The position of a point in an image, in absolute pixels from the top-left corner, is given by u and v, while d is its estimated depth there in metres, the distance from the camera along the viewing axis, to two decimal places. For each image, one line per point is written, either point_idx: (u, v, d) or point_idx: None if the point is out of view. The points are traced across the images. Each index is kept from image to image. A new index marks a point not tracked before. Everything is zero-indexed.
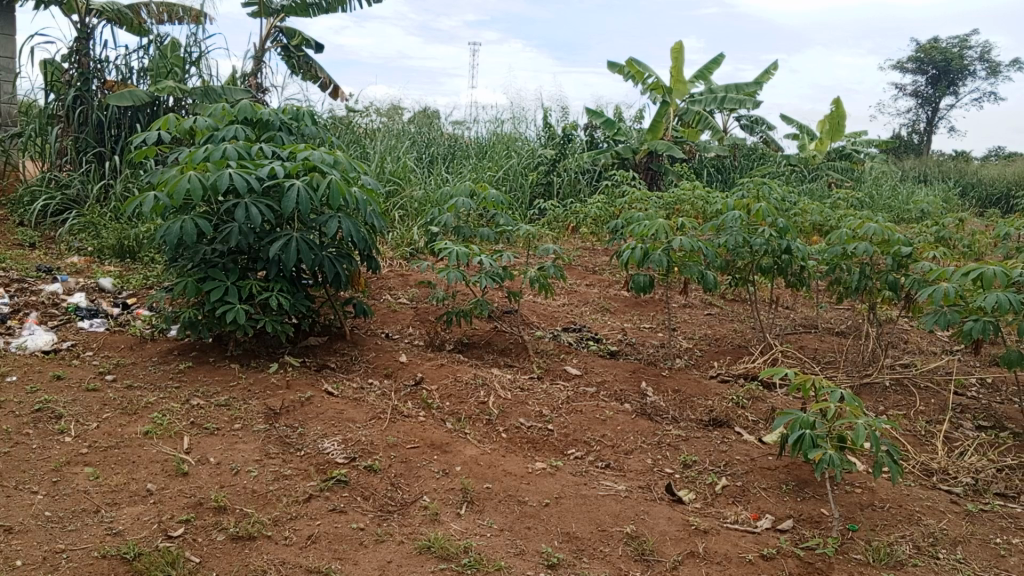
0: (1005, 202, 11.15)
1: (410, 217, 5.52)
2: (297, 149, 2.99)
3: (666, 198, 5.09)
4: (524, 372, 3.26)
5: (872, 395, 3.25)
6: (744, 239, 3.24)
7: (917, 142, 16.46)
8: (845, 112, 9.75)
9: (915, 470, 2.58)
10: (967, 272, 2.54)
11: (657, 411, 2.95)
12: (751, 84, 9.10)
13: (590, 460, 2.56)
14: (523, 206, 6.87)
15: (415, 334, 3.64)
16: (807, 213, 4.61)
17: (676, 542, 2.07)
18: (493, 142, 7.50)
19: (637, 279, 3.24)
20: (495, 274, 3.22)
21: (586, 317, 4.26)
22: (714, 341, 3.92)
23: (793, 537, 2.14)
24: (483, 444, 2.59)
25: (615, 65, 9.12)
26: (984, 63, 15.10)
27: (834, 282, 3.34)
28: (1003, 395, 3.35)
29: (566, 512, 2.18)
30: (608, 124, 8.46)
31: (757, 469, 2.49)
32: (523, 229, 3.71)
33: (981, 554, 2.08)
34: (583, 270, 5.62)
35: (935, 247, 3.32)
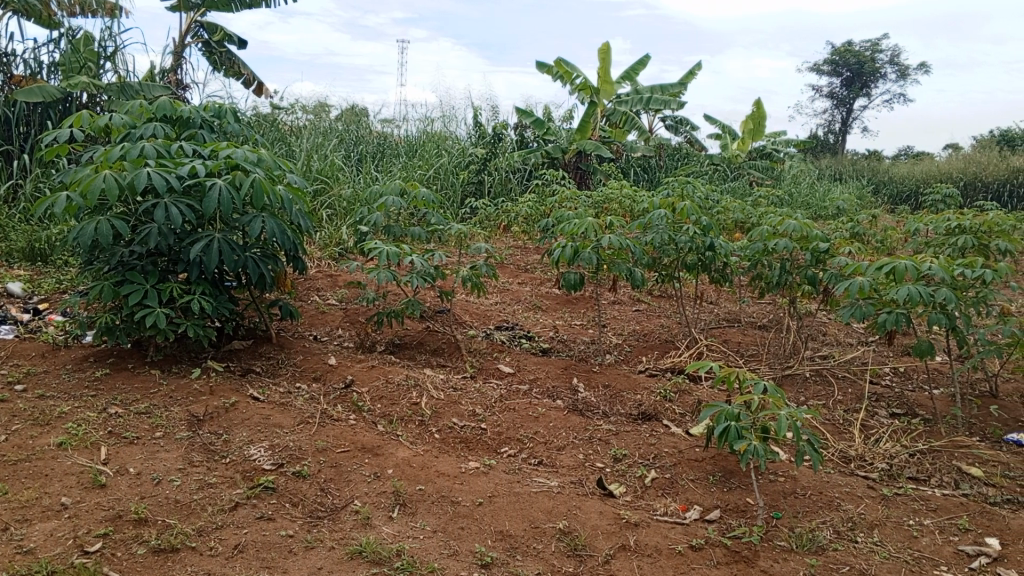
0: (913, 199, 11.67)
1: (338, 216, 5.44)
2: (219, 147, 2.90)
3: (594, 197, 5.16)
4: (456, 371, 3.25)
5: (794, 386, 3.36)
6: (669, 237, 3.31)
7: (833, 142, 17.13)
8: (765, 113, 10.08)
9: (834, 457, 2.68)
10: (880, 266, 2.64)
11: (588, 406, 2.98)
12: (676, 85, 9.29)
13: (523, 458, 2.56)
14: (454, 204, 6.83)
15: (344, 336, 3.58)
16: (730, 211, 4.75)
17: (608, 535, 2.09)
18: (422, 140, 7.44)
19: (568, 277, 3.25)
20: (426, 274, 3.17)
21: (518, 315, 4.28)
22: (643, 336, 3.98)
23: (720, 527, 2.19)
24: (415, 446, 2.57)
25: (543, 65, 9.18)
26: (893, 67, 15.80)
27: (755, 278, 3.43)
28: (914, 383, 3.51)
29: (499, 511, 2.18)
30: (537, 123, 8.50)
31: (685, 461, 2.55)
32: (454, 228, 3.68)
33: (895, 536, 2.18)
34: (515, 268, 5.64)
35: (850, 242, 3.45)
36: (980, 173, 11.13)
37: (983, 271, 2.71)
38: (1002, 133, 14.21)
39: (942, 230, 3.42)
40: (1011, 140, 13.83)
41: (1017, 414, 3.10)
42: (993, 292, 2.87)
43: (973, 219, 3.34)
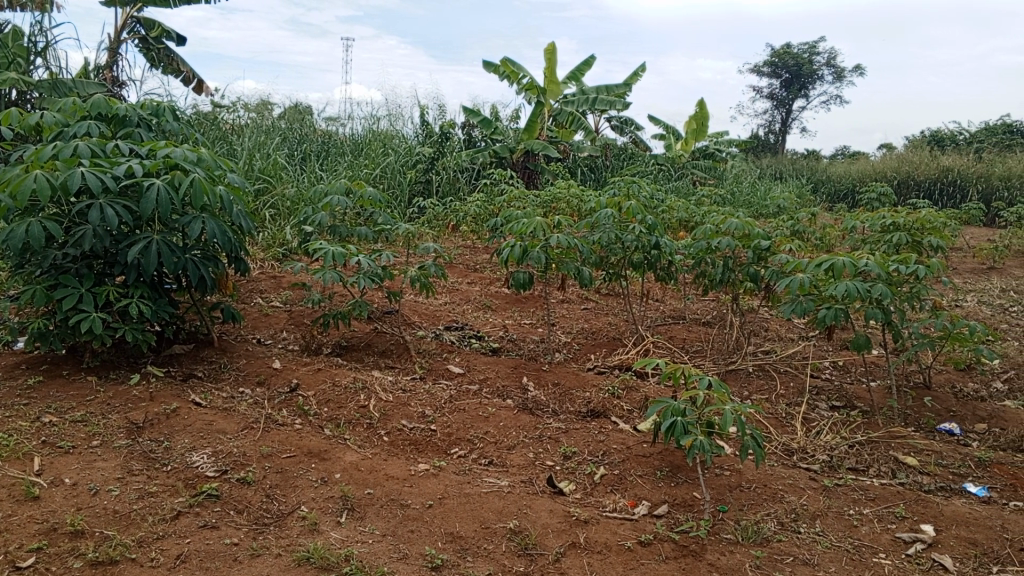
0: (850, 197, 12.02)
1: (282, 216, 5.35)
2: (157, 146, 2.81)
3: (542, 196, 5.17)
4: (405, 373, 3.22)
5: (738, 381, 3.42)
6: (616, 236, 3.34)
7: (773, 142, 17.54)
8: (707, 113, 10.26)
9: (777, 450, 2.74)
10: (819, 263, 2.71)
11: (538, 404, 2.98)
12: (621, 85, 9.38)
13: (473, 459, 2.55)
14: (402, 204, 6.77)
15: (289, 338, 3.51)
16: (675, 210, 4.82)
17: (558, 533, 2.09)
18: (368, 139, 7.35)
19: (517, 276, 3.24)
20: (373, 274, 3.13)
21: (467, 315, 4.26)
22: (591, 334, 4.01)
23: (668, 521, 2.21)
24: (363, 449, 2.54)
25: (490, 64, 9.17)
26: (830, 69, 16.24)
27: (700, 275, 3.48)
28: (852, 376, 3.61)
29: (449, 513, 2.17)
30: (484, 123, 8.49)
31: (633, 457, 2.57)
32: (401, 227, 3.64)
33: (836, 526, 2.23)
34: (464, 268, 5.62)
35: (790, 240, 3.53)
36: (913, 171, 11.52)
37: (916, 267, 2.80)
38: (933, 133, 14.75)
39: (878, 227, 3.53)
40: (940, 140, 14.36)
41: (949, 404, 3.22)
42: (926, 287, 2.97)
43: (906, 216, 3.46)
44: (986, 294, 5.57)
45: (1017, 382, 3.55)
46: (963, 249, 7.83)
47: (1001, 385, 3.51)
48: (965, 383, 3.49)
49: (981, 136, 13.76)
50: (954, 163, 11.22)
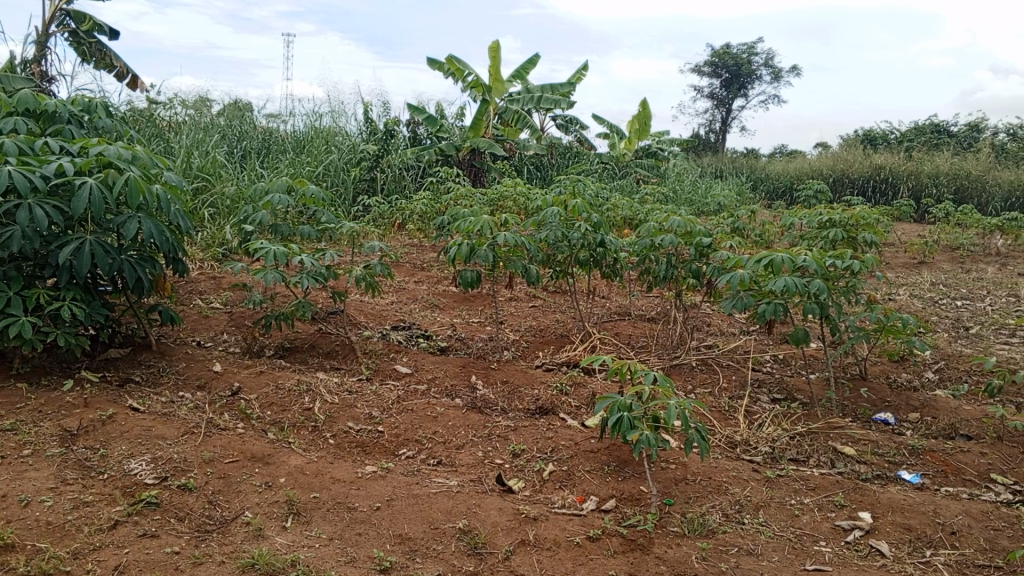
0: (788, 194, 12.33)
1: (221, 215, 5.23)
2: (89, 144, 2.71)
3: (488, 194, 5.17)
4: (351, 374, 3.18)
5: (682, 375, 3.48)
6: (562, 234, 3.36)
7: (714, 140, 17.88)
8: (650, 113, 10.40)
9: (721, 443, 2.80)
10: (759, 259, 2.76)
11: (486, 403, 2.98)
12: (565, 84, 9.42)
13: (421, 459, 2.53)
14: (346, 202, 6.68)
15: (231, 340, 3.43)
16: (619, 208, 4.87)
17: (508, 531, 2.09)
18: (311, 137, 7.23)
19: (464, 275, 3.22)
20: (317, 274, 3.08)
21: (414, 314, 4.23)
22: (539, 331, 4.03)
23: (616, 516, 2.23)
24: (309, 453, 2.49)
25: (434, 62, 9.12)
26: (768, 69, 16.63)
27: (644, 272, 3.52)
28: (792, 369, 3.70)
29: (398, 514, 2.15)
30: (430, 120, 8.44)
31: (581, 453, 2.59)
32: (345, 226, 3.59)
33: (778, 516, 2.29)
34: (410, 267, 5.58)
35: (731, 236, 3.60)
36: (847, 169, 11.88)
37: (851, 262, 2.88)
38: (866, 132, 15.23)
39: (816, 224, 3.62)
40: (872, 139, 14.85)
41: (884, 394, 3.33)
42: (861, 281, 3.06)
43: (842, 213, 3.56)
44: (916, 288, 5.79)
45: (946, 371, 3.70)
46: (896, 245, 8.12)
47: (931, 375, 3.64)
48: (898, 374, 3.62)
49: (910, 136, 14.27)
50: (886, 162, 11.60)
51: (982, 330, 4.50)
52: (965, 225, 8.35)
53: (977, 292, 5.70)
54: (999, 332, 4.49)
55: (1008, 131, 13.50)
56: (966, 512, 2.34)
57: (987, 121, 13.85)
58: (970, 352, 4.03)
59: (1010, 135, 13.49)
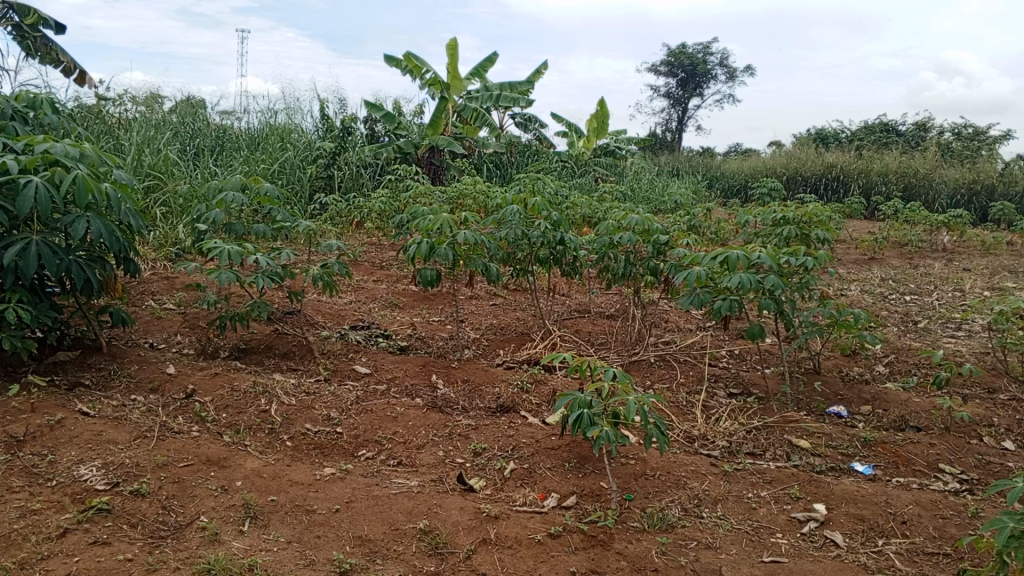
0: (743, 192, 12.53)
1: (174, 214, 5.12)
2: (34, 140, 2.62)
3: (448, 192, 5.15)
4: (309, 375, 3.14)
5: (641, 372, 3.52)
6: (522, 232, 3.35)
7: (671, 139, 18.08)
8: (608, 112, 10.47)
9: (679, 438, 2.83)
10: (715, 256, 2.80)
11: (447, 402, 2.96)
12: (524, 82, 9.42)
13: (381, 460, 2.51)
14: (303, 200, 6.59)
15: (184, 342, 3.36)
16: (578, 206, 4.90)
17: (468, 531, 2.08)
18: (266, 134, 7.12)
19: (423, 273, 3.19)
20: (272, 273, 3.02)
21: (373, 313, 4.19)
22: (500, 330, 4.03)
23: (577, 512, 2.24)
24: (266, 455, 2.45)
25: (391, 59, 9.06)
26: (723, 68, 16.86)
27: (603, 270, 3.53)
28: (748, 364, 3.76)
29: (357, 516, 2.12)
30: (387, 117, 8.37)
31: (541, 450, 2.59)
32: (301, 224, 3.53)
33: (736, 509, 2.32)
34: (369, 266, 5.53)
35: (688, 234, 3.63)
36: (800, 167, 12.11)
37: (805, 259, 2.93)
38: (818, 131, 15.54)
39: (770, 221, 3.67)
40: (824, 138, 15.16)
41: (837, 388, 3.40)
42: (814, 277, 3.12)
43: (795, 211, 3.62)
44: (867, 283, 5.92)
45: (896, 365, 3.79)
46: (847, 242, 8.30)
47: (882, 368, 3.73)
48: (850, 367, 3.70)
49: (861, 135, 14.60)
50: (838, 160, 11.86)
51: (930, 324, 4.63)
52: (913, 222, 8.57)
53: (925, 287, 5.86)
54: (946, 326, 4.63)
55: (954, 131, 13.89)
56: (916, 502, 2.40)
57: (933, 121, 14.25)
58: (918, 345, 4.14)
59: (954, 134, 13.88)
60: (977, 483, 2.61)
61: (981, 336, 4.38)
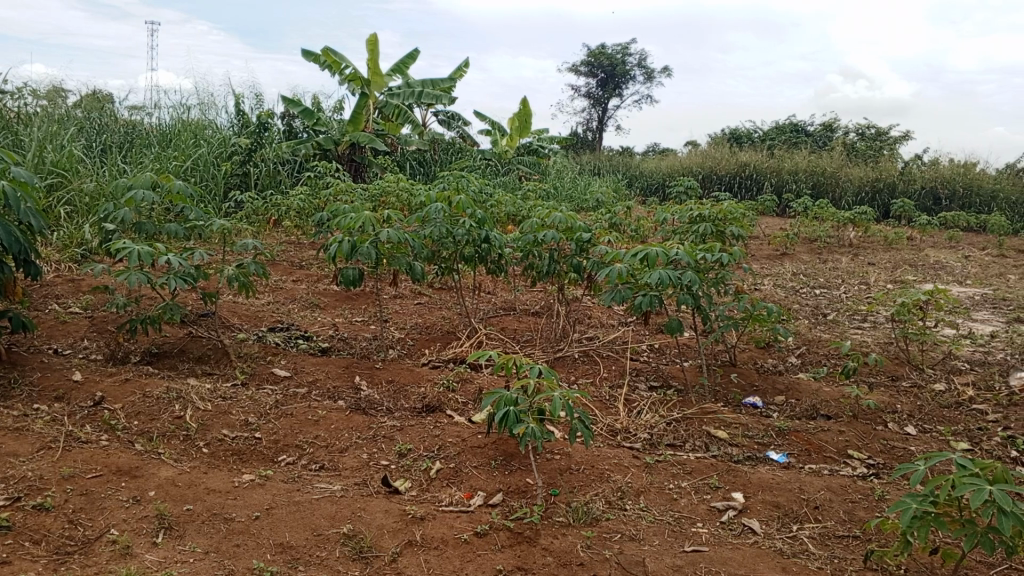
0: (661, 191, 12.81)
1: (80, 214, 4.88)
2: None
3: (370, 189, 5.08)
4: (225, 379, 3.04)
5: (565, 367, 3.55)
6: (446, 230, 3.32)
7: (592, 139, 18.34)
8: (530, 110, 10.53)
9: (603, 432, 2.87)
10: (636, 253, 2.84)
11: (371, 403, 2.91)
12: (446, 79, 9.36)
13: (302, 464, 2.45)
14: (217, 198, 6.38)
15: (91, 347, 3.20)
16: (502, 204, 4.90)
17: (394, 533, 2.06)
18: (177, 129, 6.86)
19: (345, 272, 3.12)
20: (186, 274, 2.90)
21: (293, 314, 4.09)
22: (425, 329, 4.00)
23: (503, 510, 2.24)
24: (181, 463, 2.36)
25: (310, 53, 8.87)
26: (641, 69, 17.19)
27: (527, 267, 3.54)
28: (668, 357, 3.84)
29: (278, 522, 2.07)
30: (306, 113, 8.19)
31: (468, 449, 2.58)
32: (216, 223, 3.41)
33: (658, 500, 2.37)
34: (288, 265, 5.41)
35: (609, 232, 3.68)
36: (715, 166, 12.47)
37: (720, 255, 3.01)
38: (732, 131, 16.03)
39: (686, 219, 3.75)
40: (738, 138, 15.64)
41: (752, 379, 3.52)
42: (729, 273, 3.21)
43: (712, 208, 3.71)
44: (779, 278, 6.15)
45: (807, 355, 3.95)
46: (760, 238, 8.60)
47: (794, 359, 3.88)
48: (765, 359, 3.83)
49: (772, 135, 15.15)
50: (751, 160, 12.26)
51: (838, 317, 4.84)
52: (821, 219, 8.94)
53: (832, 281, 6.12)
54: (852, 318, 4.85)
55: (858, 131, 14.54)
56: (828, 488, 2.50)
57: (839, 121, 14.90)
58: (828, 337, 4.32)
59: (859, 135, 14.54)
60: (883, 467, 2.74)
61: (884, 327, 4.60)
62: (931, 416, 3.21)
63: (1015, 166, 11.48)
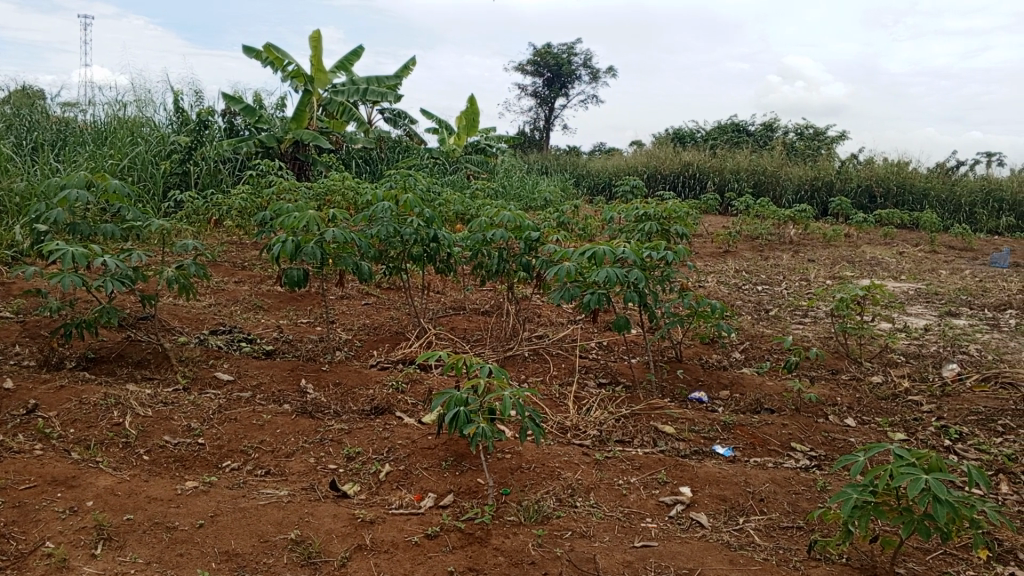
0: (608, 190, 12.93)
1: (10, 215, 4.69)
2: None
3: (315, 188, 5.00)
4: (166, 384, 2.95)
5: (515, 366, 3.56)
6: (394, 229, 3.29)
7: (539, 138, 18.42)
8: (478, 109, 10.52)
9: (553, 429, 2.89)
10: (583, 251, 2.85)
11: (318, 407, 2.87)
12: (392, 77, 9.28)
13: (248, 470, 2.40)
14: (156, 198, 6.20)
15: (24, 352, 3.08)
16: (450, 203, 4.88)
17: (343, 538, 2.03)
18: (113, 127, 6.65)
19: (290, 273, 3.06)
20: (123, 276, 2.81)
21: (236, 317, 4.00)
22: (373, 329, 3.96)
23: (454, 511, 2.23)
24: (120, 472, 2.29)
25: (252, 49, 8.69)
26: (587, 69, 17.32)
27: (477, 266, 3.54)
28: (616, 354, 3.88)
29: (223, 530, 2.02)
30: (248, 111, 8.04)
31: (418, 450, 2.56)
32: (155, 223, 3.30)
33: (608, 496, 2.39)
34: (230, 266, 5.29)
35: (557, 230, 3.70)
36: (659, 166, 12.64)
37: (666, 253, 3.06)
38: (676, 131, 16.28)
39: (633, 217, 3.79)
40: (681, 138, 15.89)
41: (698, 374, 3.57)
42: (674, 270, 3.25)
43: (657, 207, 3.76)
44: (723, 275, 6.28)
45: (750, 351, 4.03)
46: (704, 237, 8.76)
47: (738, 355, 3.96)
48: (710, 354, 3.90)
49: (714, 135, 15.44)
50: (694, 159, 12.47)
51: (780, 312, 4.96)
52: (762, 217, 9.15)
53: (774, 277, 6.26)
54: (793, 313, 4.97)
55: (797, 131, 14.92)
56: (772, 480, 2.56)
57: (779, 121, 15.26)
58: (770, 332, 4.42)
59: (798, 134, 14.92)
60: (824, 459, 2.81)
61: (824, 322, 4.73)
62: (869, 408, 3.31)
63: (945, 165, 11.93)
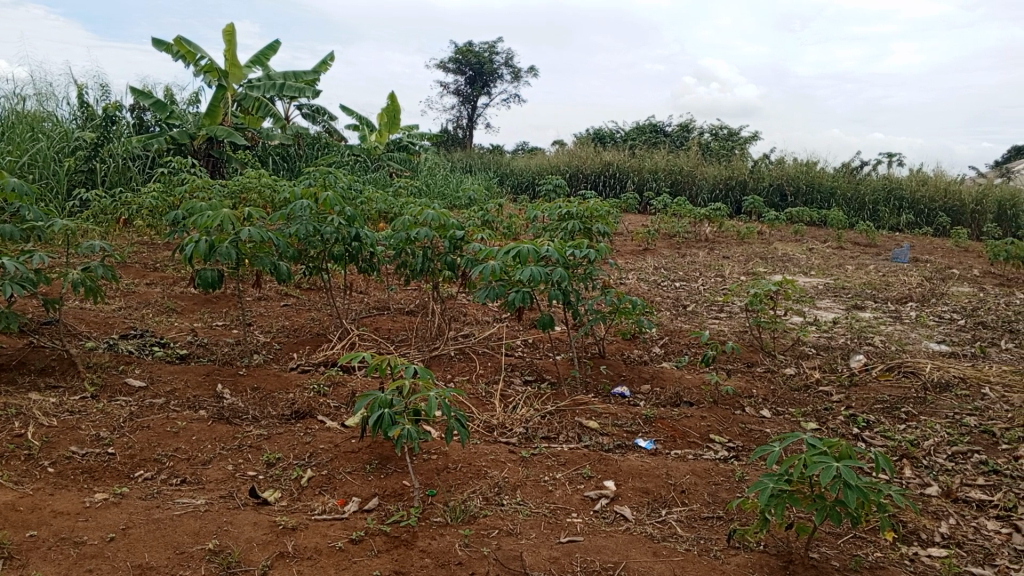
0: (531, 188, 13.00)
1: None
2: None
3: (229, 186, 4.85)
4: (73, 393, 2.81)
5: (441, 366, 3.54)
6: (314, 228, 3.21)
7: (462, 137, 18.37)
8: (398, 106, 10.41)
9: (479, 428, 2.89)
10: (508, 250, 2.85)
11: (235, 413, 2.78)
12: (310, 72, 9.10)
13: (162, 479, 2.31)
14: (60, 197, 5.90)
15: None
16: (372, 201, 4.82)
17: (264, 546, 1.97)
18: (9, 122, 6.30)
19: (203, 275, 2.94)
20: (24, 279, 2.64)
21: (148, 320, 3.85)
22: (293, 332, 3.86)
23: (379, 514, 2.20)
24: (23, 486, 2.16)
25: (161, 42, 8.35)
26: (508, 68, 17.39)
27: (400, 265, 3.50)
28: (541, 352, 3.91)
29: (136, 542, 1.94)
30: (158, 106, 7.77)
31: (341, 454, 2.52)
32: (59, 223, 3.13)
33: (534, 493, 2.40)
34: (140, 268, 5.08)
35: (480, 229, 3.69)
36: (581, 165, 12.80)
37: (588, 251, 3.10)
38: (597, 130, 16.50)
39: (556, 216, 3.82)
40: (602, 138, 16.12)
41: (620, 370, 3.64)
42: (597, 268, 3.29)
43: (579, 206, 3.80)
44: (643, 272, 6.41)
45: (670, 345, 4.13)
46: (625, 234, 8.92)
47: (658, 349, 4.05)
48: (631, 350, 3.98)
49: (633, 135, 15.73)
50: (614, 159, 12.67)
51: (697, 308, 5.10)
52: (679, 215, 9.39)
53: (691, 274, 6.44)
54: (710, 309, 5.12)
55: (713, 132, 15.34)
56: (693, 472, 2.63)
57: (695, 122, 15.65)
58: (688, 327, 4.54)
59: (713, 134, 15.35)
60: (741, 449, 2.90)
61: (739, 316, 4.89)
62: (783, 399, 3.44)
63: (850, 165, 12.48)
